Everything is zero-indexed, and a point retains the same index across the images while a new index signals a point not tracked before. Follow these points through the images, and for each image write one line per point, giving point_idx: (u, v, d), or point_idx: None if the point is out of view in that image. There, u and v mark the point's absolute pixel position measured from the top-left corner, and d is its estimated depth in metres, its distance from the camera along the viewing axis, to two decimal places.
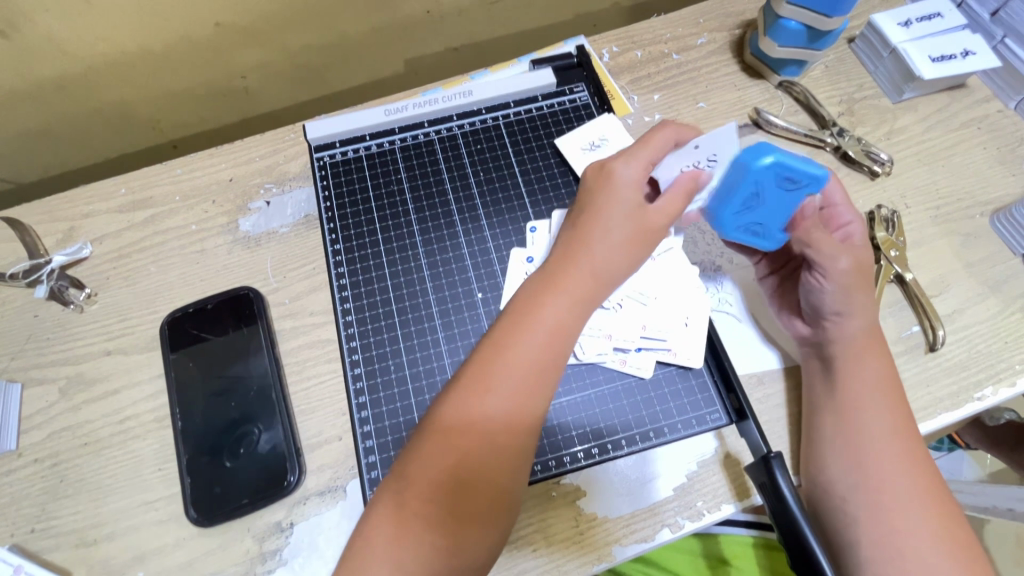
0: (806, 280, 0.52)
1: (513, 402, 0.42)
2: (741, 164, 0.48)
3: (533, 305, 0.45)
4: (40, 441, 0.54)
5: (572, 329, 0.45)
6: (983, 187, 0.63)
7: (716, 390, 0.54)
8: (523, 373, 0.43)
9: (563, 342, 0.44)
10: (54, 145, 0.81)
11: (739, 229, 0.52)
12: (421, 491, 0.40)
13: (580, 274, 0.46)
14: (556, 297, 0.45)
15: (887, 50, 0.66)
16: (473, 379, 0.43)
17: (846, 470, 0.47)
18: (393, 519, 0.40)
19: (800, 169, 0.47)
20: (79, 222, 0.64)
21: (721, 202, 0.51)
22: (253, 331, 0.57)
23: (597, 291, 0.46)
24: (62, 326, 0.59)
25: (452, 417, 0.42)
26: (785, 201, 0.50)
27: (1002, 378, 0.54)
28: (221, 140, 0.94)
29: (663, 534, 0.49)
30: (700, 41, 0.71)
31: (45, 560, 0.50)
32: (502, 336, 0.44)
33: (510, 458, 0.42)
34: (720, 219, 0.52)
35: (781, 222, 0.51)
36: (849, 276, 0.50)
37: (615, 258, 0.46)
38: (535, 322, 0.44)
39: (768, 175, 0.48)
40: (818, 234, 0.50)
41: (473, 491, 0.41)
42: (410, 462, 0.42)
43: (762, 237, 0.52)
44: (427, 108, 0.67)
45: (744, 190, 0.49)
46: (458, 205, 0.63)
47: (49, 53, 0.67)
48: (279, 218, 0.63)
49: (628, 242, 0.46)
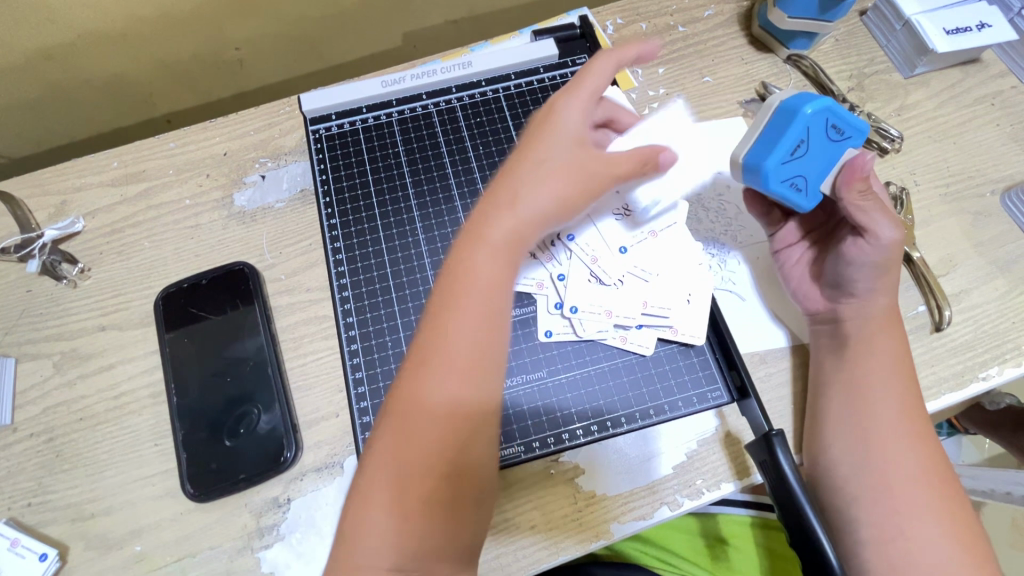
0: (848, 247, 0.51)
1: (456, 375, 0.40)
2: (790, 110, 0.47)
3: (463, 263, 0.42)
4: (35, 416, 0.54)
5: (511, 278, 0.43)
6: (994, 165, 0.61)
7: (718, 368, 0.53)
8: (461, 341, 0.40)
9: (502, 293, 0.42)
10: (47, 118, 0.80)
11: (782, 181, 0.49)
12: (387, 473, 0.39)
13: (512, 219, 0.43)
14: (487, 250, 0.43)
15: (899, 23, 0.64)
16: (417, 367, 0.40)
17: (848, 450, 0.47)
18: (372, 503, 0.39)
19: (848, 120, 0.48)
20: (71, 196, 0.62)
21: (767, 149, 0.48)
22: (250, 308, 0.56)
23: (535, 235, 0.44)
24: (55, 301, 0.58)
25: (402, 407, 0.40)
26: (831, 154, 0.49)
27: (1008, 358, 0.53)
28: (216, 113, 0.92)
29: (663, 512, 0.49)
30: (706, 14, 0.69)
31: (41, 534, 0.50)
32: (442, 300, 0.42)
33: (464, 428, 0.40)
34: (766, 171, 0.48)
35: (821, 179, 0.50)
36: (891, 247, 0.48)
37: (552, 202, 0.45)
38: (470, 277, 0.42)
39: (818, 122, 0.47)
40: (868, 200, 0.49)
41: (449, 475, 0.39)
42: (375, 447, 0.40)
43: (802, 194, 0.50)
44: (426, 80, 0.65)
45: (792, 137, 0.47)
46: (457, 178, 0.62)
47: (36, 21, 0.64)
48: (274, 193, 0.62)
49: (567, 186, 0.45)
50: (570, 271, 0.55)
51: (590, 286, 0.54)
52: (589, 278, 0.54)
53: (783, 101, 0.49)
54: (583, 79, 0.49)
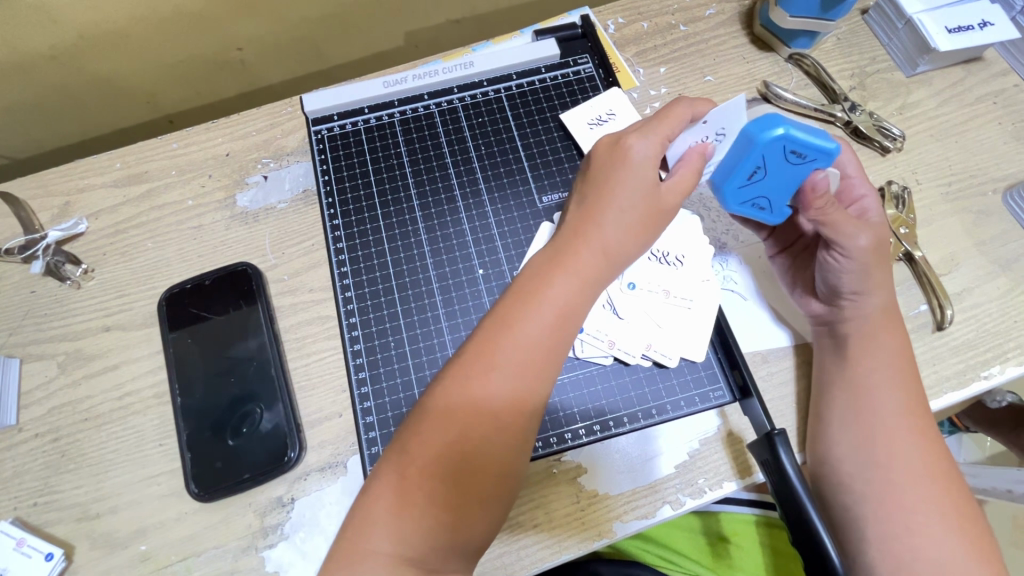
0: (824, 258, 0.51)
1: (511, 393, 0.41)
2: (747, 139, 0.46)
3: (538, 282, 0.43)
4: (41, 416, 0.54)
5: (578, 307, 0.43)
6: (997, 163, 0.61)
7: (720, 368, 0.53)
8: (520, 360, 0.41)
9: (569, 321, 0.43)
10: (50, 119, 0.80)
11: (742, 201, 0.51)
12: (421, 465, 0.39)
13: (590, 250, 0.44)
14: (563, 277, 0.43)
15: (901, 22, 0.64)
16: (472, 370, 0.41)
17: (851, 450, 0.47)
18: (395, 489, 0.39)
19: (808, 144, 0.45)
20: (75, 197, 0.63)
21: (724, 176, 0.49)
22: (253, 309, 0.56)
23: (605, 272, 0.45)
24: (60, 301, 0.58)
25: (454, 403, 0.40)
26: (793, 175, 0.47)
27: (1010, 357, 0.53)
28: (219, 112, 0.92)
29: (664, 511, 0.49)
30: (708, 13, 0.69)
31: (47, 533, 0.50)
32: (507, 318, 0.42)
33: (504, 439, 0.40)
34: (724, 192, 0.50)
35: (787, 197, 0.49)
36: (863, 254, 0.48)
37: (624, 237, 0.45)
38: (543, 299, 0.43)
39: (775, 149, 0.45)
40: (831, 213, 0.47)
41: (473, 478, 0.40)
42: (412, 436, 0.41)
43: (767, 212, 0.51)
44: (428, 80, 0.65)
45: (747, 165, 0.47)
46: (459, 179, 0.62)
47: (39, 22, 0.64)
48: (277, 194, 0.62)
49: (640, 220, 0.45)
50: None
51: (602, 311, 0.53)
52: (603, 303, 0.53)
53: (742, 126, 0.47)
54: (668, 118, 0.48)
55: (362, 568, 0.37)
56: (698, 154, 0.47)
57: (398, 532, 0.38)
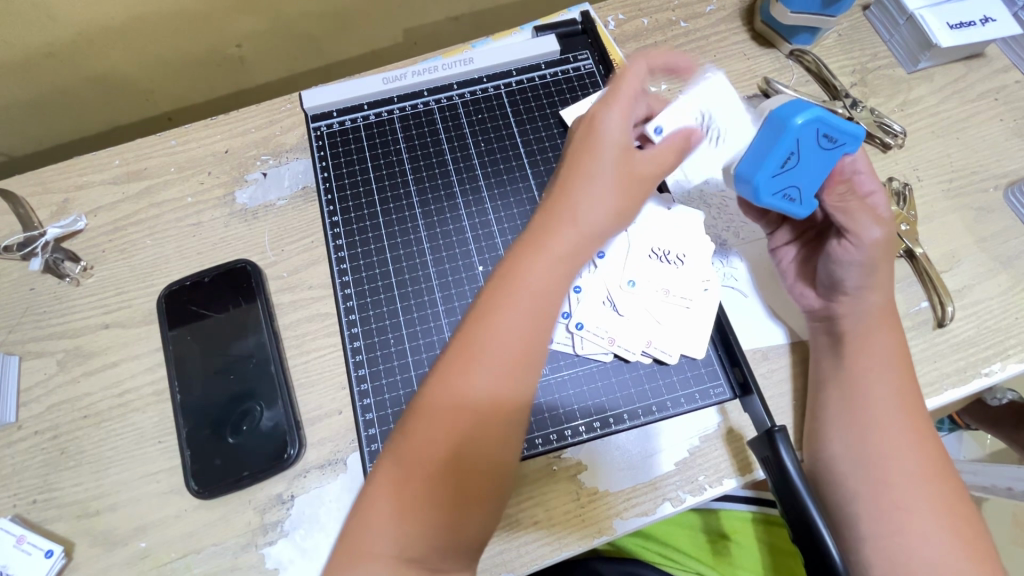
0: (833, 249, 0.51)
1: (498, 375, 0.41)
2: (781, 121, 0.46)
3: (516, 265, 0.44)
4: (40, 414, 0.54)
5: (558, 285, 0.44)
6: (998, 160, 0.61)
7: (721, 365, 0.53)
8: (503, 342, 0.42)
9: (549, 298, 0.43)
10: (49, 116, 0.80)
11: (774, 193, 0.48)
12: (418, 462, 0.40)
13: (566, 230, 0.45)
14: (539, 257, 0.44)
15: (903, 17, 0.64)
16: (457, 359, 0.41)
17: (852, 448, 0.47)
18: (394, 489, 0.39)
19: (842, 127, 0.45)
20: (74, 194, 0.62)
21: (755, 164, 0.47)
22: (252, 306, 0.56)
23: (584, 248, 0.45)
24: (59, 299, 0.58)
25: (442, 395, 0.41)
26: (823, 161, 0.47)
27: (1011, 353, 0.53)
28: (218, 110, 0.92)
29: (665, 508, 0.49)
30: (709, 9, 0.69)
31: (47, 530, 0.50)
32: (486, 306, 0.43)
33: (496, 423, 0.41)
34: (756, 182, 0.48)
35: (816, 187, 0.48)
36: (875, 247, 0.48)
37: (602, 215, 0.46)
38: (521, 281, 0.43)
39: (808, 133, 0.46)
40: (849, 201, 0.49)
41: (469, 467, 0.40)
42: (404, 436, 0.41)
43: (797, 204, 0.49)
44: (427, 76, 0.65)
45: (782, 149, 0.46)
46: (459, 175, 0.62)
47: (37, 18, 0.64)
48: (276, 191, 0.62)
49: (615, 194, 0.46)
50: (586, 287, 0.54)
51: (602, 308, 0.53)
52: (602, 300, 0.53)
53: (773, 112, 0.47)
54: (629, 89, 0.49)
55: (365, 568, 0.37)
56: (679, 134, 0.49)
57: (400, 530, 0.38)
